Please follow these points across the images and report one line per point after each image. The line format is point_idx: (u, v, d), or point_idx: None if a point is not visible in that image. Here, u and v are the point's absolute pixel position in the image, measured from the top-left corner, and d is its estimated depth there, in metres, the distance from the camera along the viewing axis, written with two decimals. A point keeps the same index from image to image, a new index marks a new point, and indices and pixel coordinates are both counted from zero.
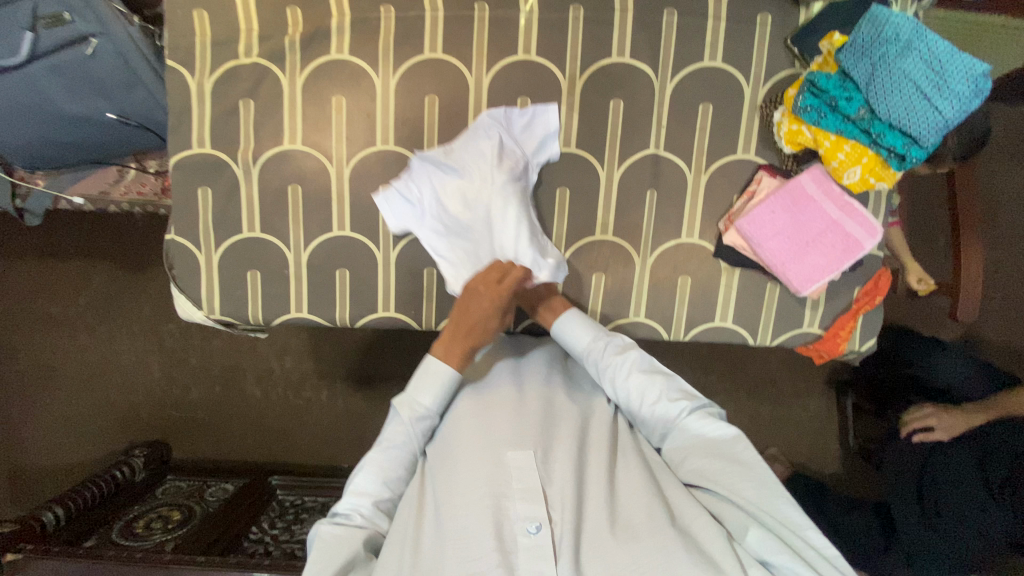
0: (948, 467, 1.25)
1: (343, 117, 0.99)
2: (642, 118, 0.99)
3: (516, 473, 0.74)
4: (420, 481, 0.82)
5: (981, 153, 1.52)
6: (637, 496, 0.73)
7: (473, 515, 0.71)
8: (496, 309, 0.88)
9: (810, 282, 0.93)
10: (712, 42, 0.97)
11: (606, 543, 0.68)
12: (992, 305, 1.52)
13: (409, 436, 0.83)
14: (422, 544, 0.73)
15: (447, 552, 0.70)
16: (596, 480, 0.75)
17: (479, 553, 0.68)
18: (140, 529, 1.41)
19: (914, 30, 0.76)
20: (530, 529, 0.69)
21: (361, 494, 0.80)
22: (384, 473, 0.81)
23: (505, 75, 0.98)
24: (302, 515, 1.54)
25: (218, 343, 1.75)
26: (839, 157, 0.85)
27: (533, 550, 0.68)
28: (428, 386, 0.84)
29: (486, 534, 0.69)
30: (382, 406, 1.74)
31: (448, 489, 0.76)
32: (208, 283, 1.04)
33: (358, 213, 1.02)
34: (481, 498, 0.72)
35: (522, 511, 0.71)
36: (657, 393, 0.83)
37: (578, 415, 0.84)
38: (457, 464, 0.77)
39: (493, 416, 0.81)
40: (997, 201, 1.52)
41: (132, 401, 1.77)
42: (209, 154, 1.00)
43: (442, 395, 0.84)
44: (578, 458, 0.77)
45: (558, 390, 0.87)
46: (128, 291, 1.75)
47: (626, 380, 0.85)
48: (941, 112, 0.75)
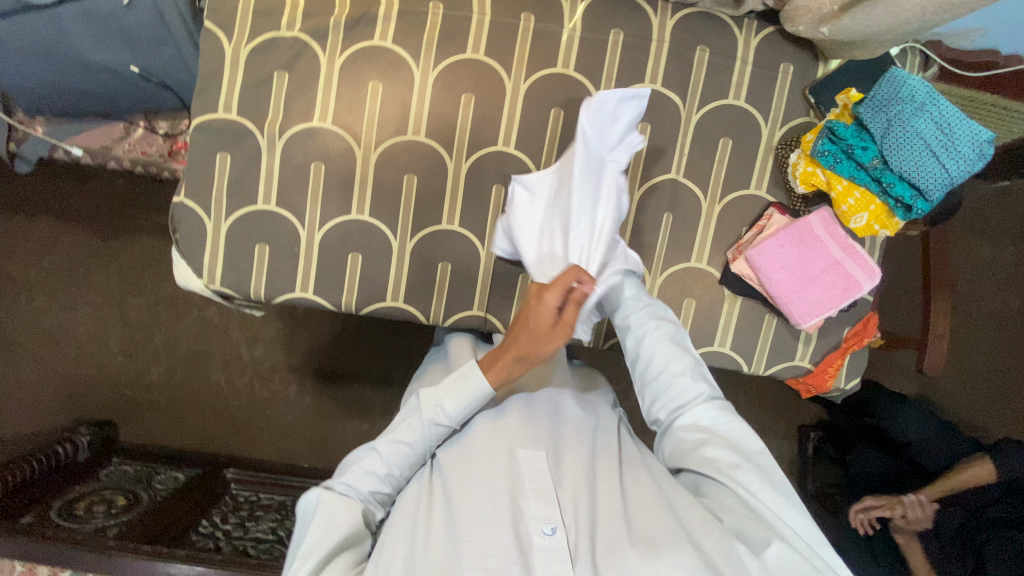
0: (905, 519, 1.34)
1: (378, 103, 0.99)
2: (666, 144, 1.03)
3: (530, 472, 0.75)
4: (429, 481, 0.80)
5: (958, 223, 1.62)
6: (649, 504, 0.72)
7: (488, 510, 0.70)
8: (540, 324, 0.74)
9: (810, 315, 0.99)
10: (738, 82, 1.02)
11: (626, 553, 0.65)
12: (957, 366, 1.60)
13: (423, 436, 0.80)
14: (431, 540, 0.69)
15: (462, 544, 0.67)
16: (608, 487, 0.75)
17: (495, 546, 0.66)
18: (80, 511, 1.29)
19: (928, 95, 0.85)
20: (545, 530, 0.68)
21: (365, 475, 0.78)
22: (391, 462, 0.79)
23: (542, 85, 1.00)
24: (258, 512, 1.44)
25: (187, 323, 1.65)
26: (849, 202, 0.93)
27: (549, 551, 0.66)
28: (456, 391, 0.79)
29: (504, 529, 0.68)
30: (353, 409, 1.66)
31: (461, 485, 0.75)
32: (213, 250, 1.01)
33: (379, 200, 1.01)
34: (497, 495, 0.72)
35: (535, 512, 0.70)
36: (684, 367, 0.82)
37: (587, 424, 0.86)
38: (471, 463, 0.78)
39: (511, 425, 0.82)
40: (972, 270, 1.61)
41: (85, 374, 1.65)
42: (235, 121, 0.98)
43: (466, 407, 0.79)
44: (589, 466, 0.78)
45: (567, 399, 0.90)
46: (96, 256, 1.63)
47: (657, 347, 0.84)
48: (947, 170, 0.83)
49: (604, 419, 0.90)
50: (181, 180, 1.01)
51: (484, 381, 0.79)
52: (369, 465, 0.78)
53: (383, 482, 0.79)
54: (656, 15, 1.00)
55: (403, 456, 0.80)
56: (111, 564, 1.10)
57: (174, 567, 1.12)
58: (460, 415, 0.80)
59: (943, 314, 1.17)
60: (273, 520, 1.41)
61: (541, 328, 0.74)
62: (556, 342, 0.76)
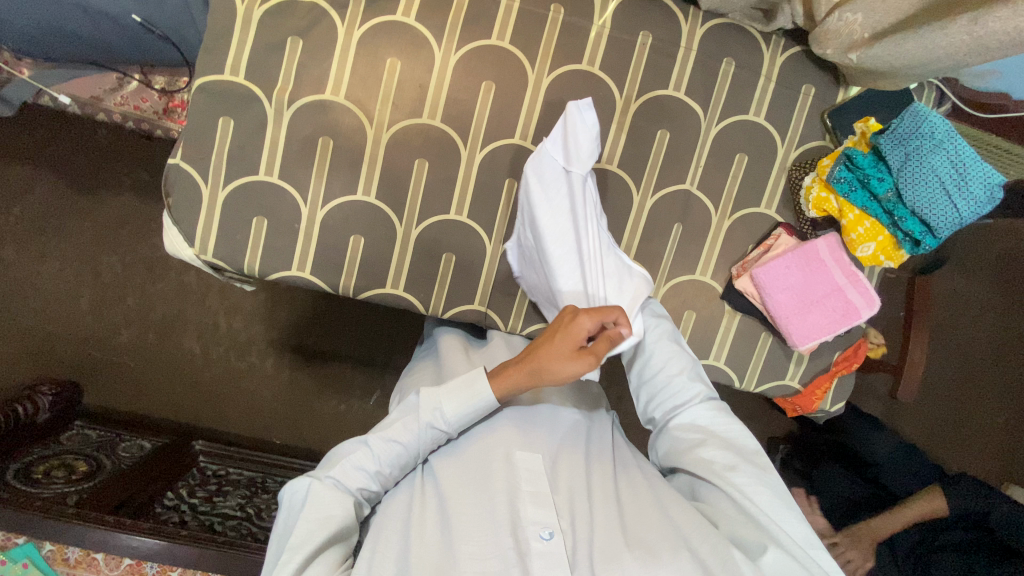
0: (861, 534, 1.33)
1: (395, 81, 0.95)
2: (683, 153, 1.02)
3: (526, 475, 0.73)
4: (420, 481, 0.78)
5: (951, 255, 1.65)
6: (646, 510, 0.72)
7: (485, 514, 0.69)
8: (565, 343, 0.74)
9: (808, 338, 1.00)
10: (760, 98, 1.02)
11: (625, 560, 0.64)
12: (935, 394, 1.64)
13: (418, 437, 0.76)
14: (425, 540, 0.68)
15: (459, 548, 0.66)
16: (606, 493, 0.74)
17: (493, 552, 0.65)
18: (38, 475, 1.22)
19: (947, 132, 0.86)
20: (543, 535, 0.67)
21: (355, 470, 0.74)
22: (382, 459, 0.75)
23: (565, 81, 0.98)
24: (226, 487, 1.39)
25: (166, 287, 1.58)
26: (859, 230, 0.95)
27: (547, 557, 0.65)
28: (458, 395, 0.76)
29: (502, 535, 0.67)
30: (334, 388, 1.61)
31: (455, 484, 0.74)
32: (207, 219, 0.97)
33: (386, 182, 0.98)
34: (494, 497, 0.71)
35: (533, 515, 0.69)
36: (680, 365, 0.86)
37: (579, 428, 0.85)
38: (467, 462, 0.77)
39: (503, 424, 0.81)
40: (961, 301, 1.64)
41: (52, 331, 1.57)
42: (241, 85, 0.93)
43: (465, 412, 0.76)
44: (585, 471, 0.77)
45: (568, 401, 0.89)
46: (72, 208, 1.54)
47: (654, 344, 0.88)
48: (958, 209, 0.86)
49: (597, 424, 0.89)
50: (177, 142, 0.95)
51: (489, 392, 0.76)
52: (359, 459, 0.75)
53: (372, 479, 0.75)
54: (687, 22, 0.99)
55: (396, 455, 0.76)
56: (70, 533, 1.06)
57: (136, 541, 1.08)
58: (459, 421, 0.77)
59: (920, 344, 1.19)
60: (241, 497, 1.36)
61: (562, 349, 0.74)
62: (570, 372, 0.74)
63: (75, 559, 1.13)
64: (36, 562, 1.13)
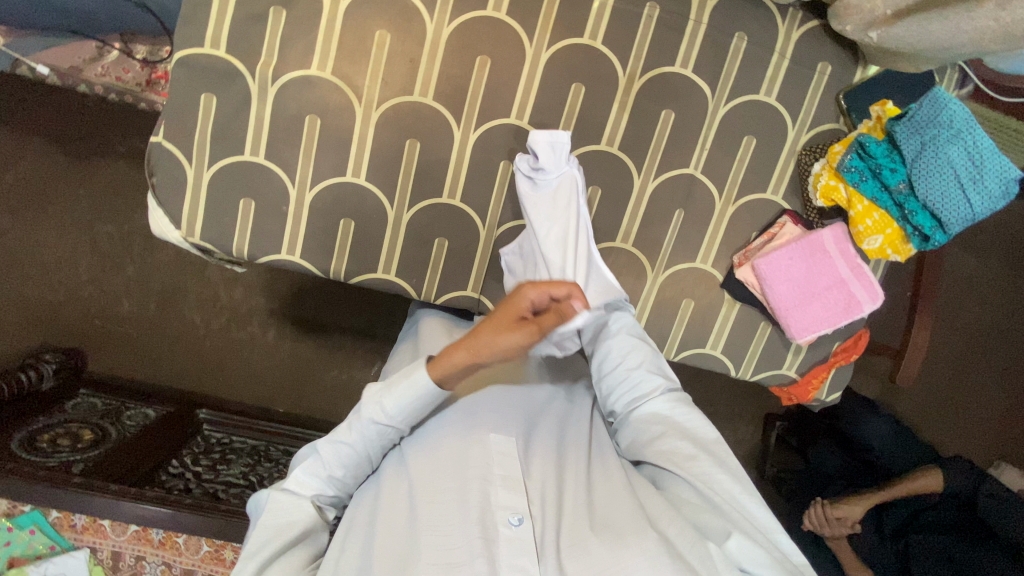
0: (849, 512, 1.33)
1: (384, 55, 0.90)
2: (689, 135, 0.97)
3: (498, 458, 0.71)
4: (391, 472, 0.76)
5: (968, 237, 1.59)
6: (619, 498, 0.70)
7: (453, 499, 0.67)
8: (505, 315, 0.67)
9: (807, 331, 0.98)
10: (772, 77, 0.96)
11: (592, 545, 0.62)
12: (940, 378, 1.61)
13: (363, 435, 0.75)
14: (390, 531, 0.67)
15: (421, 537, 0.63)
16: (577, 480, 0.72)
17: (458, 539, 0.63)
18: (44, 443, 1.23)
19: (966, 121, 0.81)
20: (511, 521, 0.65)
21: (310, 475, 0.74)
22: (336, 462, 0.75)
23: (565, 57, 0.92)
24: (229, 455, 1.40)
25: (162, 259, 1.56)
26: (867, 222, 0.91)
27: (515, 543, 0.63)
28: (399, 390, 0.73)
29: (468, 521, 0.64)
30: (332, 362, 1.61)
31: (423, 470, 0.71)
32: (194, 200, 0.94)
33: (377, 163, 0.94)
34: (464, 480, 0.68)
35: (502, 500, 0.67)
36: (641, 357, 0.85)
37: (557, 414, 0.84)
38: (435, 444, 0.75)
39: (474, 405, 0.79)
40: (974, 285, 1.59)
41: (49, 301, 1.55)
42: (222, 59, 0.88)
43: (405, 404, 0.73)
44: (559, 462, 0.75)
45: (542, 385, 0.87)
46: (61, 177, 1.51)
47: (616, 337, 0.88)
48: (971, 204, 0.83)
49: (577, 408, 0.88)
50: (159, 118, 0.92)
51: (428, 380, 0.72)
52: (313, 466, 0.75)
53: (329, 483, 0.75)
54: None
55: (347, 456, 0.75)
56: (76, 501, 1.09)
57: (143, 509, 1.11)
58: (401, 414, 0.74)
59: (924, 329, 1.12)
60: (243, 466, 1.36)
61: (501, 320, 0.67)
62: (506, 341, 0.67)
63: (82, 526, 1.15)
64: (42, 529, 1.15)
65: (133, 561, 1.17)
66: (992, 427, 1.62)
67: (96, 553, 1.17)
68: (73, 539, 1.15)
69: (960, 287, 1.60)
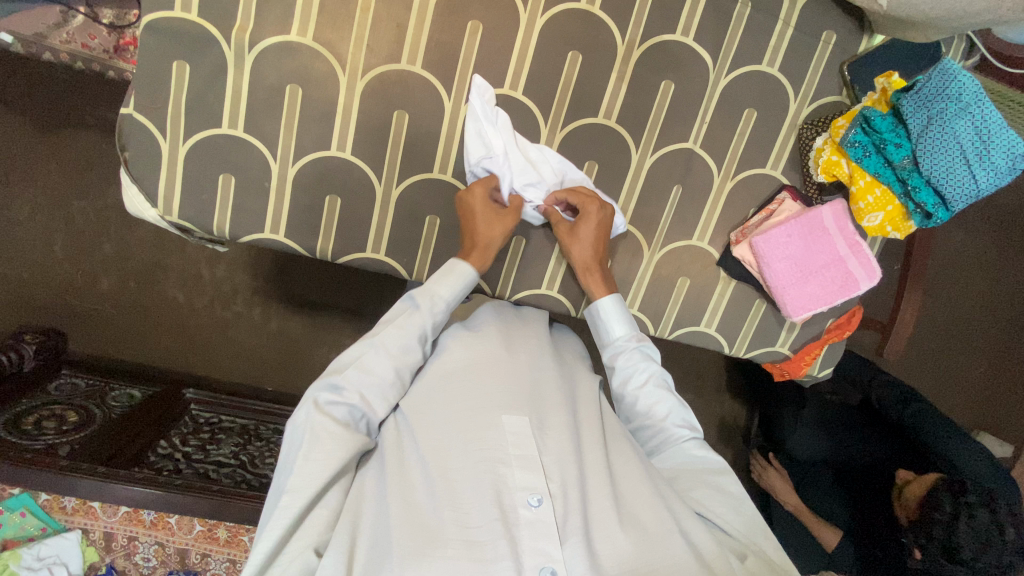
0: (821, 483, 1.34)
1: (369, 19, 0.85)
2: (688, 107, 0.94)
3: (512, 439, 0.68)
4: (396, 436, 0.73)
5: (961, 212, 1.58)
6: (640, 488, 0.70)
7: (470, 480, 0.65)
8: (483, 207, 0.87)
9: (804, 308, 0.97)
10: (775, 46, 0.92)
11: (618, 538, 0.64)
12: (926, 351, 1.64)
13: (413, 324, 0.76)
14: (410, 502, 0.64)
15: (444, 514, 0.63)
16: (595, 460, 0.70)
17: (478, 519, 0.62)
18: (28, 426, 1.20)
19: (975, 94, 0.79)
20: (531, 502, 0.64)
21: (358, 383, 0.71)
22: (390, 364, 0.74)
23: (562, 23, 0.87)
24: (219, 435, 1.36)
25: (139, 236, 1.49)
26: (868, 199, 0.90)
27: (535, 525, 0.63)
28: (447, 279, 0.81)
29: (486, 502, 0.63)
30: (318, 339, 1.57)
31: (437, 445, 0.69)
32: (170, 176, 0.89)
33: (363, 137, 0.90)
34: (476, 463, 0.66)
35: (519, 481, 0.66)
36: (668, 407, 0.81)
37: (564, 386, 0.78)
38: (450, 411, 0.71)
39: (483, 376, 0.74)
40: (962, 259, 1.60)
41: (25, 280, 1.49)
42: (195, 23, 0.82)
43: (459, 293, 0.81)
44: (574, 430, 0.72)
45: (546, 355, 0.82)
46: (28, 150, 1.43)
47: (641, 391, 0.82)
48: (976, 179, 0.81)
49: (582, 385, 0.82)
50: (129, 88, 0.86)
51: (472, 269, 0.83)
52: (365, 373, 0.72)
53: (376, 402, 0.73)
54: None
55: (402, 367, 0.74)
56: (64, 485, 1.07)
57: (132, 490, 1.08)
58: (454, 301, 0.81)
59: (912, 304, 1.12)
60: (235, 446, 1.34)
61: (483, 219, 0.87)
62: (495, 229, 0.86)
63: (73, 507, 1.13)
64: (33, 511, 1.13)
65: (126, 541, 1.16)
66: (971, 397, 1.65)
67: (89, 533, 1.15)
68: (64, 521, 1.14)
69: (949, 261, 1.60)
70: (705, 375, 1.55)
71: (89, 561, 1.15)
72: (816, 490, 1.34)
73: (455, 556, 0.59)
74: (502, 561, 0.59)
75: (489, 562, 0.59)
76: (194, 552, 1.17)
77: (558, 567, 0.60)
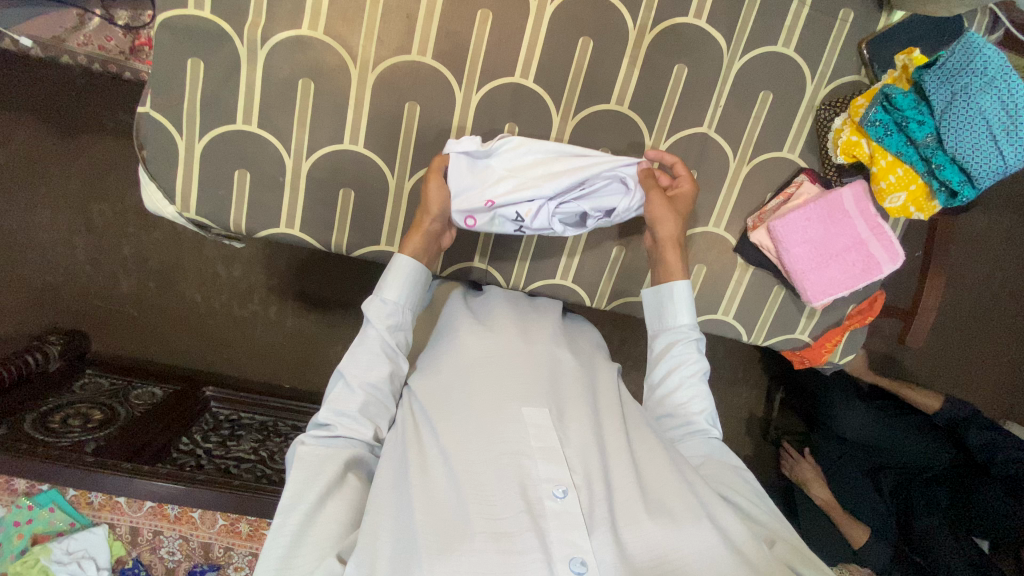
0: (852, 471, 1.30)
1: (379, 11, 0.85)
2: (702, 91, 0.92)
3: (534, 431, 0.68)
4: (416, 428, 0.73)
5: (985, 195, 1.54)
6: (665, 477, 0.68)
7: (494, 472, 0.65)
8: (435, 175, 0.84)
9: (824, 293, 0.95)
10: (791, 26, 0.90)
11: (647, 527, 0.63)
12: (951, 338, 1.59)
13: (369, 336, 0.76)
14: (434, 498, 0.64)
15: (468, 507, 0.63)
16: (619, 449, 0.70)
17: (503, 512, 0.62)
18: (55, 423, 1.23)
19: (1001, 67, 0.77)
20: (556, 494, 0.63)
21: (334, 413, 0.73)
22: (358, 382, 0.74)
23: (572, 9, 0.87)
24: (239, 432, 1.38)
25: (158, 236, 1.52)
26: (890, 179, 0.88)
27: (563, 517, 0.62)
28: (395, 283, 0.79)
29: (511, 494, 0.63)
30: (334, 336, 1.58)
31: (458, 437, 0.68)
32: (187, 173, 0.90)
33: (375, 130, 0.90)
34: (499, 456, 0.66)
35: (544, 473, 0.65)
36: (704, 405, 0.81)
37: (584, 376, 0.78)
38: (472, 404, 0.71)
39: (503, 369, 0.74)
40: (987, 244, 1.56)
41: (50, 281, 1.52)
42: (208, 20, 0.83)
43: (409, 292, 0.79)
44: (595, 421, 0.72)
45: (563, 345, 0.81)
46: (50, 153, 1.45)
47: (685, 381, 0.81)
48: (1003, 155, 0.78)
49: (602, 377, 0.81)
50: (145, 87, 0.87)
51: (414, 262, 0.80)
52: (339, 402, 0.73)
53: (360, 421, 0.73)
54: None
55: (371, 382, 0.74)
56: (90, 480, 1.09)
57: (156, 485, 1.10)
58: (405, 301, 0.79)
59: (935, 289, 1.09)
60: (256, 442, 1.35)
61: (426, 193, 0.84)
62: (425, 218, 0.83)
63: (99, 503, 1.16)
64: (62, 507, 1.16)
65: (151, 535, 1.18)
66: (998, 386, 1.61)
67: (116, 528, 1.17)
68: (92, 516, 1.17)
69: (974, 246, 1.56)
70: (723, 365, 1.53)
71: (117, 555, 1.18)
72: (846, 478, 1.30)
73: (482, 549, 0.59)
74: (531, 553, 0.59)
75: (516, 554, 0.59)
76: (217, 545, 1.19)
77: (587, 558, 0.60)
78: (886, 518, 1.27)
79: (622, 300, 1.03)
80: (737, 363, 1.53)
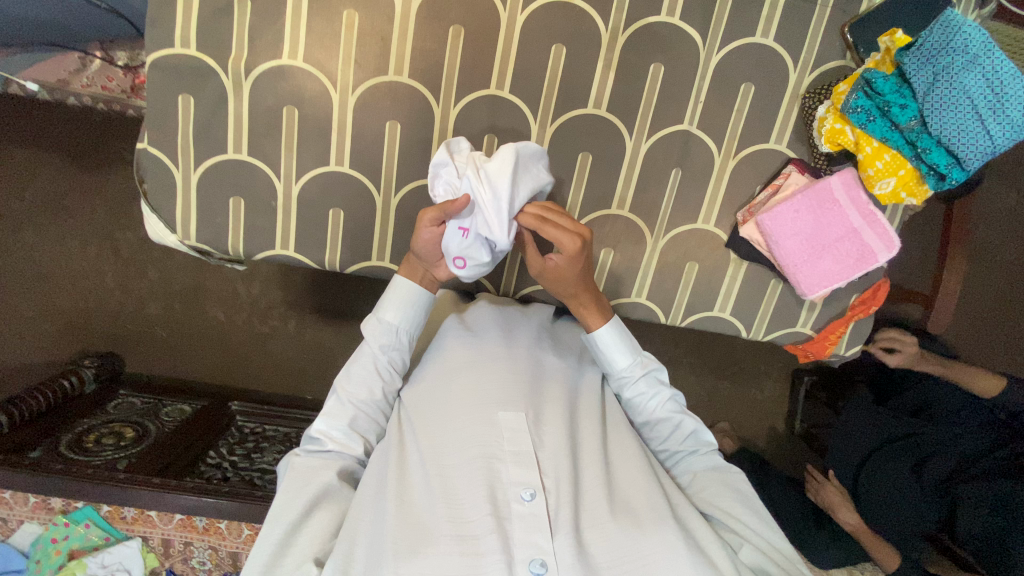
0: (890, 463, 1.24)
1: (354, 36, 0.87)
2: (681, 88, 0.92)
3: (509, 434, 0.69)
4: (401, 435, 0.75)
5: (1005, 169, 1.47)
6: (636, 479, 0.70)
7: (465, 475, 0.66)
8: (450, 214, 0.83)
9: (818, 286, 0.93)
10: (769, 15, 0.89)
11: (610, 528, 0.64)
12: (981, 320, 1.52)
13: (363, 354, 0.79)
14: (408, 501, 0.66)
15: (438, 509, 0.64)
16: (592, 450, 0.71)
17: (471, 514, 0.63)
18: (90, 443, 1.30)
19: (983, 46, 0.76)
20: (524, 496, 0.65)
21: (328, 427, 0.76)
22: (351, 399, 0.77)
23: (542, 18, 0.88)
24: (262, 443, 1.43)
25: (176, 260, 1.59)
26: (877, 165, 0.85)
27: (528, 519, 0.63)
28: (396, 302, 0.81)
29: (478, 496, 0.64)
30: (346, 348, 1.62)
31: (434, 442, 0.70)
32: (186, 203, 0.95)
33: (359, 150, 0.93)
34: (471, 458, 0.68)
35: (513, 477, 0.66)
36: (680, 430, 0.80)
37: (566, 378, 0.79)
38: (449, 411, 0.73)
39: (481, 374, 0.75)
40: (1011, 220, 1.49)
41: (81, 308, 1.60)
42: (194, 58, 0.88)
43: (410, 312, 0.82)
44: (571, 424, 0.73)
45: (546, 349, 0.82)
46: (72, 188, 1.54)
47: (653, 417, 0.81)
48: (990, 135, 0.76)
49: (586, 380, 0.82)
50: (142, 125, 0.92)
51: (412, 283, 0.82)
52: (332, 415, 0.76)
53: (350, 436, 0.76)
54: None
55: (362, 400, 0.78)
56: (122, 495, 1.16)
57: (183, 498, 1.16)
58: (404, 321, 0.82)
59: (956, 273, 1.05)
60: (277, 454, 1.40)
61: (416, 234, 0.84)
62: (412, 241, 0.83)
63: (132, 517, 1.21)
64: (97, 522, 1.22)
65: (182, 546, 1.24)
66: None
67: (148, 541, 1.23)
68: (126, 529, 1.23)
69: (997, 223, 1.49)
70: (736, 360, 1.50)
71: (151, 566, 1.25)
72: (885, 472, 1.24)
73: (445, 550, 0.60)
74: (493, 555, 0.60)
75: (479, 556, 0.60)
76: (243, 553, 1.24)
77: (548, 559, 0.61)
78: (931, 513, 1.21)
79: (615, 303, 1.03)
80: (749, 357, 1.50)
